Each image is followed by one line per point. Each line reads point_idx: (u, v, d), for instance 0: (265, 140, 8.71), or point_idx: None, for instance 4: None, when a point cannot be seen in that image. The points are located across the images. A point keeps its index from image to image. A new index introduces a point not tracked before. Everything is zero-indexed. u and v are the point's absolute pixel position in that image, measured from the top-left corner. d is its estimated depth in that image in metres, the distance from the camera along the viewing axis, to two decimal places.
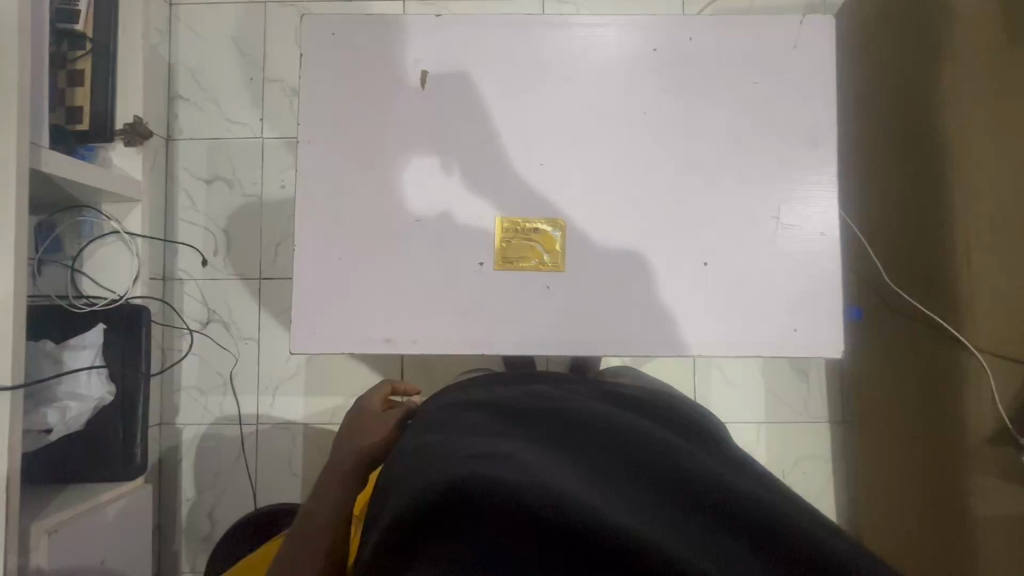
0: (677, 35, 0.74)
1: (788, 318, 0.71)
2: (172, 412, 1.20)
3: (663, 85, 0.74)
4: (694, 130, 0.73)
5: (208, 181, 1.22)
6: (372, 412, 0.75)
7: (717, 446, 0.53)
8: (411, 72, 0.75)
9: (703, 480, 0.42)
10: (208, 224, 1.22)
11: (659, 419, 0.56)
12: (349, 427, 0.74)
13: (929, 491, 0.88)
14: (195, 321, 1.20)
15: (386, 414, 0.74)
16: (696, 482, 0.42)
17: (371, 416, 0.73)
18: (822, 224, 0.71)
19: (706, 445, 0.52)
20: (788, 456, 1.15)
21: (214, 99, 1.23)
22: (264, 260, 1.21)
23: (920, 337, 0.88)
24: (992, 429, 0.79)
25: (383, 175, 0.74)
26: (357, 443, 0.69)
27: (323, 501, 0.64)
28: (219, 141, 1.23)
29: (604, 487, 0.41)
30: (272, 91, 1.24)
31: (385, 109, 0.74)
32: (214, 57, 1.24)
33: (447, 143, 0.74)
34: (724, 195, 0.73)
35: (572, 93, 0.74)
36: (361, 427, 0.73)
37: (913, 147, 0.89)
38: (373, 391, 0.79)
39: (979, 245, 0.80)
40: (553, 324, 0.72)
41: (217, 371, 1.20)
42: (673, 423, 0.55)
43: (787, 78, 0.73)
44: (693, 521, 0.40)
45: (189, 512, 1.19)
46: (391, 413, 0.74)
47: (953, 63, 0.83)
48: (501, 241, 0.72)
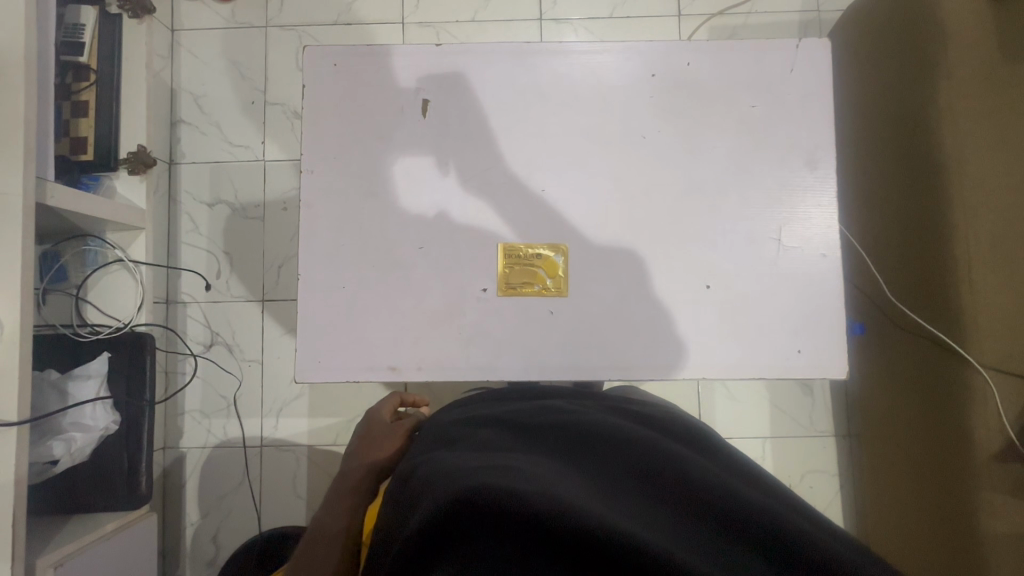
0: (675, 60, 0.75)
1: (791, 340, 0.71)
2: (176, 435, 1.20)
3: (662, 110, 0.74)
4: (694, 154, 0.74)
5: (210, 205, 1.23)
6: (382, 421, 0.74)
7: (729, 455, 0.52)
8: (413, 100, 0.75)
9: (713, 488, 0.42)
10: (211, 247, 1.23)
11: (671, 429, 0.55)
12: (359, 436, 0.74)
13: (937, 507, 0.87)
14: (198, 344, 1.20)
15: (397, 424, 0.74)
16: (704, 489, 0.43)
17: (381, 425, 0.73)
18: (823, 245, 0.72)
19: (719, 455, 0.52)
20: (796, 470, 1.15)
21: (216, 123, 1.25)
22: (267, 283, 1.22)
23: (925, 350, 0.88)
24: (1000, 445, 0.79)
25: (385, 202, 0.74)
26: (372, 453, 0.70)
27: (335, 512, 0.64)
28: (220, 165, 1.24)
29: (615, 495, 0.41)
30: (274, 113, 1.25)
31: (386, 137, 0.75)
32: (216, 82, 1.25)
33: (450, 169, 0.74)
34: (725, 218, 0.73)
35: (571, 118, 0.75)
36: (371, 438, 0.72)
37: (911, 160, 0.89)
38: (381, 400, 0.78)
39: (981, 261, 0.80)
40: (558, 349, 0.72)
41: (220, 394, 1.20)
42: (681, 432, 0.55)
43: (785, 101, 0.74)
44: (708, 532, 0.39)
45: (193, 536, 1.18)
46: (401, 424, 0.74)
47: (949, 80, 0.83)
48: (503, 268, 0.73)
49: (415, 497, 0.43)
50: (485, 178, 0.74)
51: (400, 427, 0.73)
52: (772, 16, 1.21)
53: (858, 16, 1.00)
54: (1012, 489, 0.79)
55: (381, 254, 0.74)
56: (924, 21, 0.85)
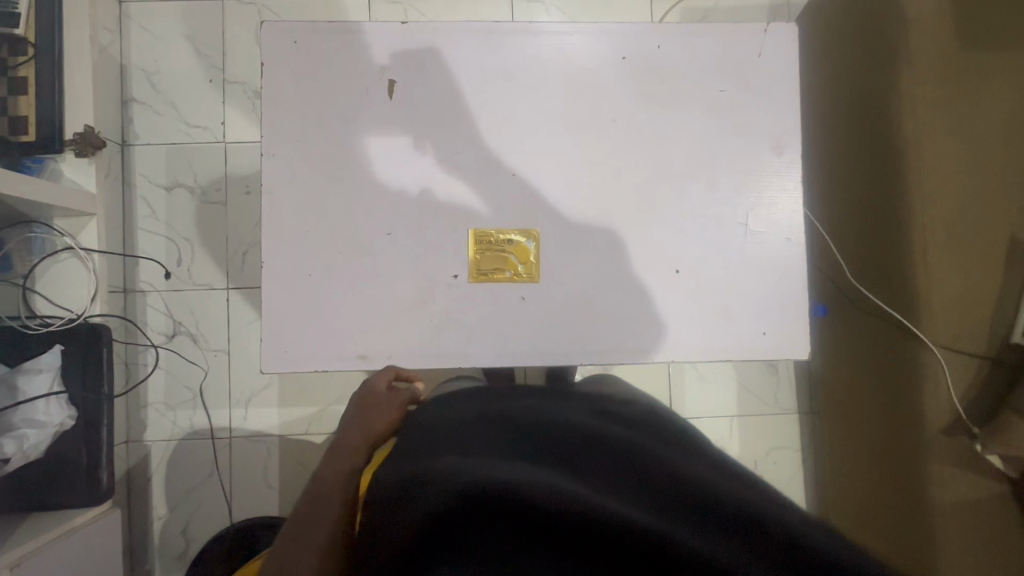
0: (645, 42, 0.74)
1: (757, 323, 0.73)
2: (140, 428, 1.16)
3: (633, 93, 0.74)
4: (665, 139, 0.74)
5: (168, 188, 1.18)
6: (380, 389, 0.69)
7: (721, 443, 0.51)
8: (378, 80, 0.73)
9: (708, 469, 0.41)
10: (170, 233, 1.18)
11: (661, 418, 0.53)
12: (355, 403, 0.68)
13: (890, 479, 0.92)
14: (160, 335, 1.16)
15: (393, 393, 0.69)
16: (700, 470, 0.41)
17: (378, 393, 0.68)
18: (788, 229, 0.73)
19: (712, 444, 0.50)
20: (759, 447, 1.19)
21: (171, 103, 1.19)
22: (231, 270, 1.18)
23: (883, 330, 0.91)
24: (948, 419, 0.84)
25: (352, 186, 0.72)
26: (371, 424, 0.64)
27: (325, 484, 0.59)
28: (178, 146, 1.18)
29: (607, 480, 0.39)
30: (234, 92, 1.19)
31: (352, 118, 0.72)
32: (170, 58, 1.19)
33: (420, 153, 0.73)
34: (695, 203, 0.74)
35: (542, 101, 0.74)
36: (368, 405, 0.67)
37: (872, 145, 0.91)
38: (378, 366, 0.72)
39: (937, 244, 0.84)
40: (529, 334, 0.72)
41: (186, 385, 1.16)
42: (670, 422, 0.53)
43: (753, 86, 0.74)
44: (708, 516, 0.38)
45: (162, 530, 1.15)
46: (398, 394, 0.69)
47: (911, 67, 0.85)
48: (474, 256, 0.72)
49: (394, 486, 0.42)
50: (454, 162, 0.73)
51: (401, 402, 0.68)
52: None
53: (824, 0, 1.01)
54: (958, 460, 0.84)
55: (347, 240, 0.72)
56: (890, 7, 0.86)
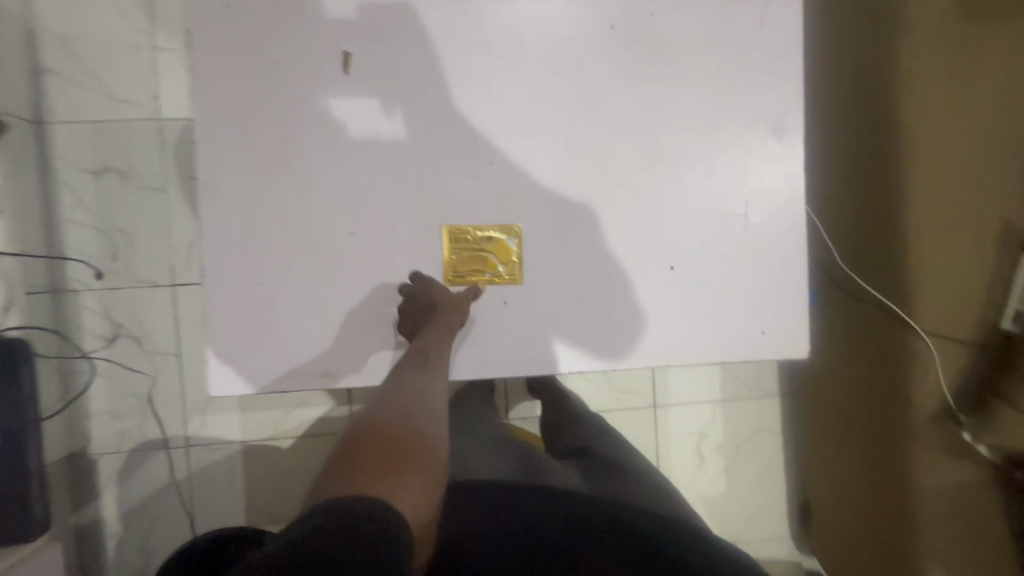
0: (636, 9, 0.66)
1: (755, 321, 0.68)
2: (83, 441, 1.05)
3: (623, 69, 0.66)
4: (659, 121, 0.67)
5: (96, 173, 1.04)
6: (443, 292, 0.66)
7: None
8: (332, 52, 0.65)
9: None
10: (102, 224, 1.04)
11: None
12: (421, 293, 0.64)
13: (877, 465, 0.91)
14: (99, 339, 1.05)
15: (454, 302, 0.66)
16: None
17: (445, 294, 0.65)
18: (787, 220, 0.68)
19: None
20: (741, 431, 1.18)
21: (93, 73, 1.03)
22: (176, 266, 1.06)
23: (871, 316, 0.90)
24: (937, 407, 0.82)
25: (307, 181, 0.65)
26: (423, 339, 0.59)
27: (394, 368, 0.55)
28: (104, 124, 1.04)
29: None
30: (166, 62, 1.05)
31: (303, 103, 0.65)
32: (87, 20, 1.03)
33: (383, 144, 0.66)
34: (691, 192, 0.67)
35: (521, 78, 0.66)
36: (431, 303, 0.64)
37: (866, 126, 0.88)
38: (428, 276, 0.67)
39: (930, 228, 0.80)
40: (511, 341, 0.67)
41: (132, 392, 1.06)
42: None
43: (752, 60, 0.67)
44: None
45: (117, 547, 1.07)
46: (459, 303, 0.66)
47: (908, 40, 0.81)
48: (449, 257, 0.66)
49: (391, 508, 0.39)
50: (423, 151, 0.66)
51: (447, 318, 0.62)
52: None
53: None
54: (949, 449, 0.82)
55: (304, 242, 0.65)
56: None
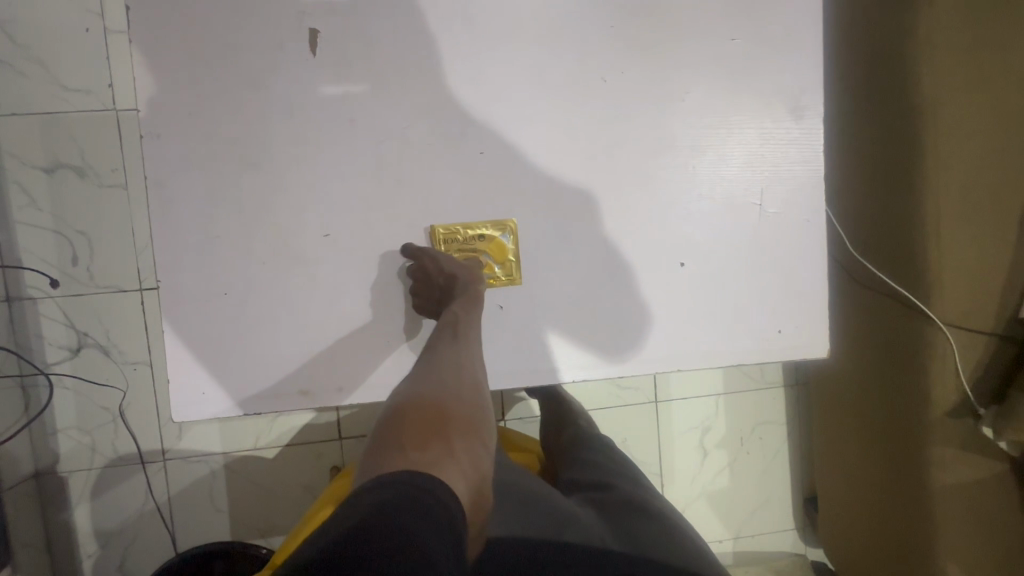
0: None
1: (772, 320, 0.63)
2: (51, 459, 0.99)
3: (625, 45, 0.60)
4: (665, 102, 0.60)
5: (48, 171, 0.95)
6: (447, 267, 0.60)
7: None
8: (296, 30, 0.57)
9: None
10: (58, 226, 0.96)
11: None
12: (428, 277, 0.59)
13: (888, 461, 0.88)
14: (62, 350, 0.97)
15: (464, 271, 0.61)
16: None
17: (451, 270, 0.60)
18: (806, 209, 0.62)
19: None
20: (746, 424, 1.15)
21: (38, 59, 0.94)
22: (142, 269, 0.98)
23: (883, 306, 0.85)
24: (954, 402, 0.79)
25: (274, 177, 0.58)
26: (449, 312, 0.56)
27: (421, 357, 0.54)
28: (54, 115, 0.95)
29: None
30: (120, 45, 0.95)
31: (267, 87, 0.57)
32: (28, 0, 0.93)
33: (359, 132, 0.59)
34: (701, 181, 0.61)
35: (512, 56, 0.59)
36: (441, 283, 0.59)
37: (881, 103, 0.81)
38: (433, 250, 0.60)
39: (949, 214, 0.76)
40: (509, 348, 0.61)
41: (102, 406, 0.99)
42: None
43: (767, 33, 0.61)
44: None
45: (94, 568, 1.01)
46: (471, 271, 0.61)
47: (932, 7, 0.74)
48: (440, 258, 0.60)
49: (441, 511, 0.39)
50: (405, 140, 0.59)
51: (472, 285, 0.58)
52: None
53: None
54: (963, 444, 0.79)
55: (274, 245, 0.59)
56: None
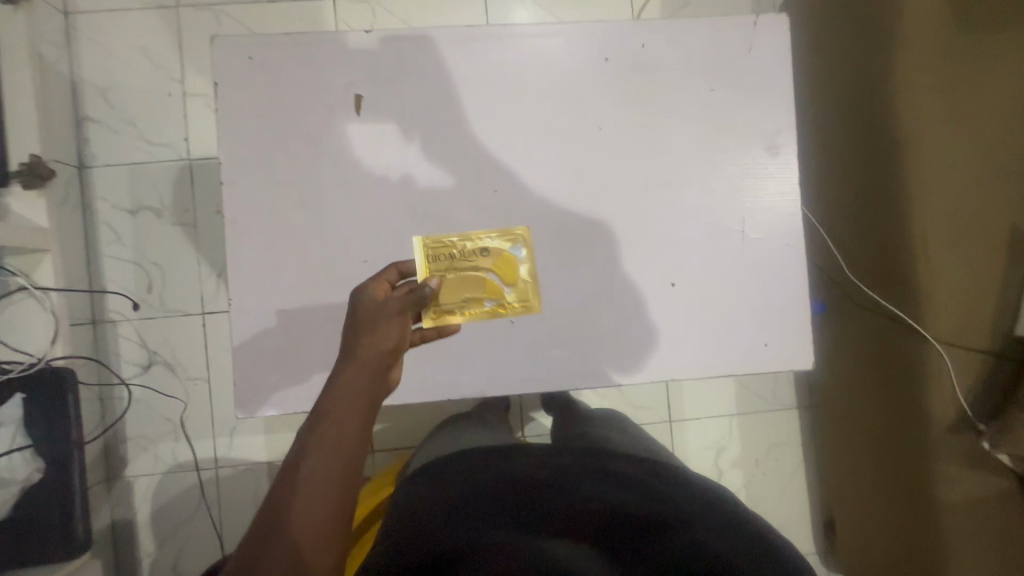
0: (628, 41, 0.70)
1: (758, 334, 0.70)
2: (120, 464, 1.11)
3: (618, 97, 0.70)
4: (654, 144, 0.70)
5: (133, 212, 1.12)
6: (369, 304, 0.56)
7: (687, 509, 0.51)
8: (343, 95, 0.69)
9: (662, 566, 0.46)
10: (138, 258, 1.11)
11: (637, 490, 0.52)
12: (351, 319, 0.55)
13: (898, 477, 0.89)
14: (135, 367, 1.11)
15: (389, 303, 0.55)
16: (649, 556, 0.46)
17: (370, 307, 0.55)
18: (786, 234, 0.70)
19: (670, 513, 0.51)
20: (761, 445, 1.18)
21: (128, 119, 1.11)
22: (205, 295, 1.12)
23: (884, 328, 0.89)
24: (954, 417, 0.81)
25: (322, 215, 0.69)
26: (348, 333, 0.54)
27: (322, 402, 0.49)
28: (140, 166, 1.12)
29: None
30: (195, 106, 1.12)
31: (318, 140, 0.69)
32: (124, 72, 1.11)
33: (393, 175, 0.70)
34: (687, 211, 0.70)
35: (521, 110, 0.70)
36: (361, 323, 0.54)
37: (868, 139, 0.88)
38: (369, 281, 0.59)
39: (940, 238, 0.80)
40: (520, 360, 0.69)
41: (166, 417, 1.11)
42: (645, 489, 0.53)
43: (744, 83, 0.70)
44: None
45: (151, 567, 1.11)
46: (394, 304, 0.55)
47: (907, 53, 0.81)
48: (445, 266, 0.67)
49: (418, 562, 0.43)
50: (431, 182, 0.70)
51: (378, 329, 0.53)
52: None
53: None
54: (967, 459, 0.80)
55: (320, 271, 0.69)
56: None
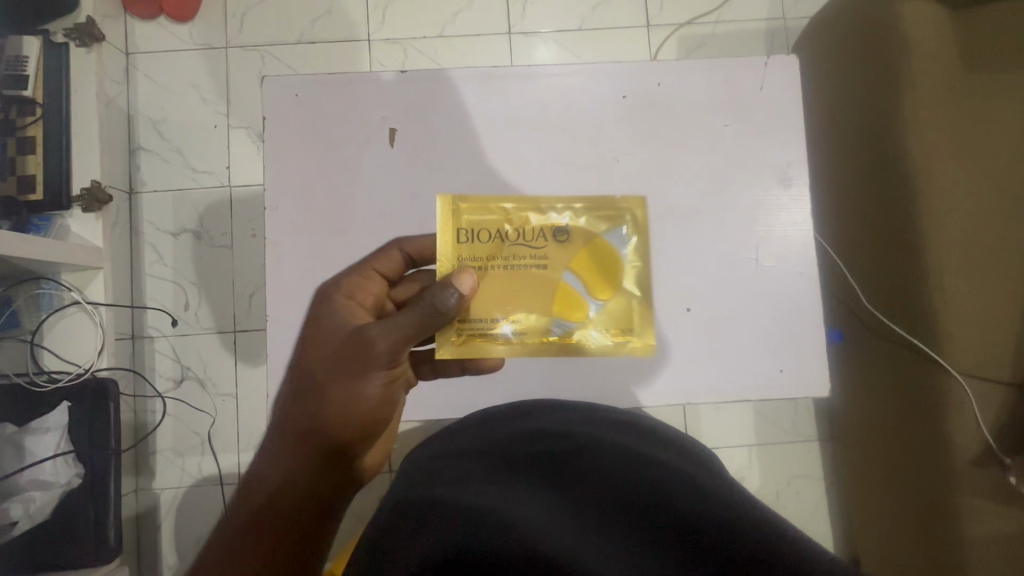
0: (645, 80, 0.74)
1: (773, 360, 0.71)
2: (148, 476, 1.14)
3: (635, 132, 0.74)
4: (670, 175, 0.73)
5: (175, 234, 1.19)
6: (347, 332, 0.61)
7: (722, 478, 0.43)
8: (379, 128, 0.75)
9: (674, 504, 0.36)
10: (177, 278, 1.18)
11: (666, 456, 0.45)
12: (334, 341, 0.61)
13: (922, 512, 0.87)
14: (168, 381, 1.16)
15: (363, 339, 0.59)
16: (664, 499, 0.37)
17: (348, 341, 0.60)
18: (799, 262, 0.72)
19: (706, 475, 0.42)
20: (782, 476, 1.16)
21: (177, 149, 1.20)
22: (237, 314, 1.17)
23: (902, 361, 0.88)
24: (977, 450, 0.81)
25: (355, 238, 0.74)
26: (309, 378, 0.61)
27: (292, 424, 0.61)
28: (184, 192, 1.19)
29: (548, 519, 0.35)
30: (238, 137, 1.21)
31: (354, 169, 0.74)
32: (176, 105, 1.21)
33: (422, 203, 0.74)
34: (702, 239, 0.72)
35: (542, 142, 0.74)
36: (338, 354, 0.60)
37: (877, 170, 0.90)
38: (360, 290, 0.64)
39: (954, 270, 0.82)
40: (539, 379, 0.72)
41: (194, 430, 1.15)
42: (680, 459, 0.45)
43: (756, 119, 0.74)
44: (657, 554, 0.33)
45: None
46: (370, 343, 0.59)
47: (914, 92, 0.85)
48: (508, 250, 0.60)
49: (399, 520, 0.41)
50: None
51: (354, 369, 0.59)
52: (738, 25, 1.22)
53: (824, 26, 1.01)
54: (992, 493, 0.80)
55: None
56: (891, 33, 0.86)
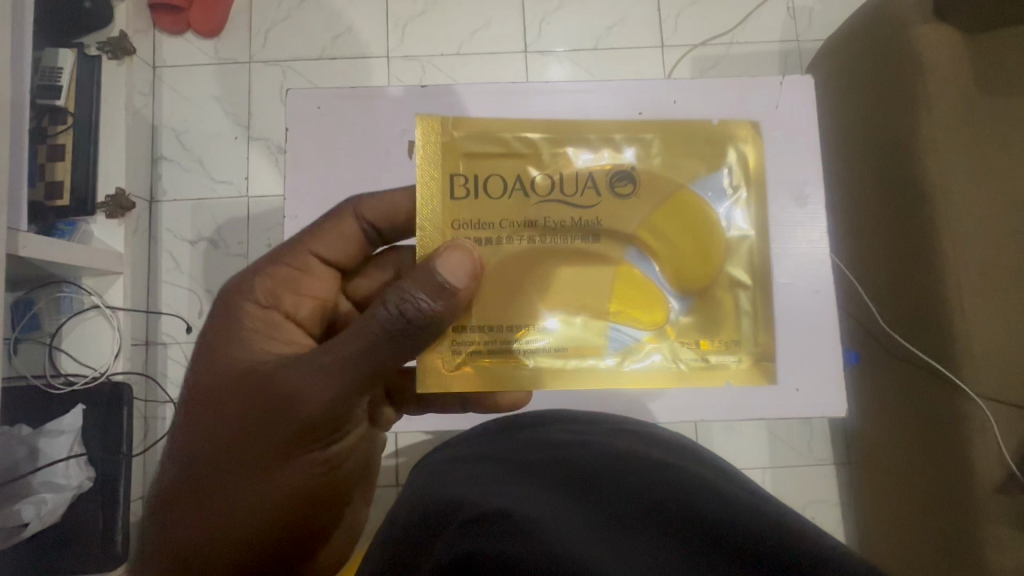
0: (660, 98, 0.76)
1: (788, 379, 0.70)
2: None
3: None
4: None
5: (193, 242, 1.21)
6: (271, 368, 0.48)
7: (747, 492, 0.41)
8: (398, 141, 0.76)
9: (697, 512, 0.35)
10: (193, 285, 1.20)
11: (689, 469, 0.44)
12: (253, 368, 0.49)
13: (943, 540, 0.85)
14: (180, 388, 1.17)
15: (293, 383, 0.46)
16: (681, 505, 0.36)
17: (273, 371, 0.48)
18: (817, 279, 0.70)
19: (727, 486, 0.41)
20: (797, 501, 1.13)
21: (198, 159, 1.23)
22: None
23: (923, 385, 0.86)
24: (1001, 477, 0.78)
25: None
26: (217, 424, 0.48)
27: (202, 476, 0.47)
28: (203, 201, 1.22)
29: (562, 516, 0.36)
30: (258, 148, 1.23)
31: (372, 181, 0.76)
32: (199, 117, 1.24)
33: None
34: None
35: None
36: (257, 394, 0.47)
37: (895, 190, 0.89)
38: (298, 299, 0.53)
39: (973, 291, 0.81)
40: None
41: None
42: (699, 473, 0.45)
43: (771, 137, 0.74)
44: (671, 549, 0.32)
45: None
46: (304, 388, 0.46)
47: (930, 114, 0.85)
48: (535, 208, 0.44)
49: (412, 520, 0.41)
50: None
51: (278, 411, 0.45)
52: (752, 46, 1.24)
53: (838, 47, 1.02)
54: (1017, 523, 0.77)
55: None
56: (905, 55, 0.87)
